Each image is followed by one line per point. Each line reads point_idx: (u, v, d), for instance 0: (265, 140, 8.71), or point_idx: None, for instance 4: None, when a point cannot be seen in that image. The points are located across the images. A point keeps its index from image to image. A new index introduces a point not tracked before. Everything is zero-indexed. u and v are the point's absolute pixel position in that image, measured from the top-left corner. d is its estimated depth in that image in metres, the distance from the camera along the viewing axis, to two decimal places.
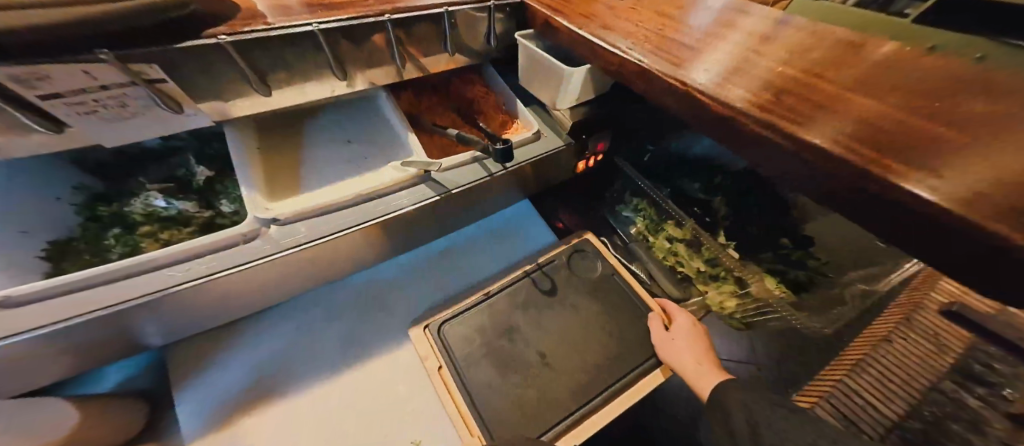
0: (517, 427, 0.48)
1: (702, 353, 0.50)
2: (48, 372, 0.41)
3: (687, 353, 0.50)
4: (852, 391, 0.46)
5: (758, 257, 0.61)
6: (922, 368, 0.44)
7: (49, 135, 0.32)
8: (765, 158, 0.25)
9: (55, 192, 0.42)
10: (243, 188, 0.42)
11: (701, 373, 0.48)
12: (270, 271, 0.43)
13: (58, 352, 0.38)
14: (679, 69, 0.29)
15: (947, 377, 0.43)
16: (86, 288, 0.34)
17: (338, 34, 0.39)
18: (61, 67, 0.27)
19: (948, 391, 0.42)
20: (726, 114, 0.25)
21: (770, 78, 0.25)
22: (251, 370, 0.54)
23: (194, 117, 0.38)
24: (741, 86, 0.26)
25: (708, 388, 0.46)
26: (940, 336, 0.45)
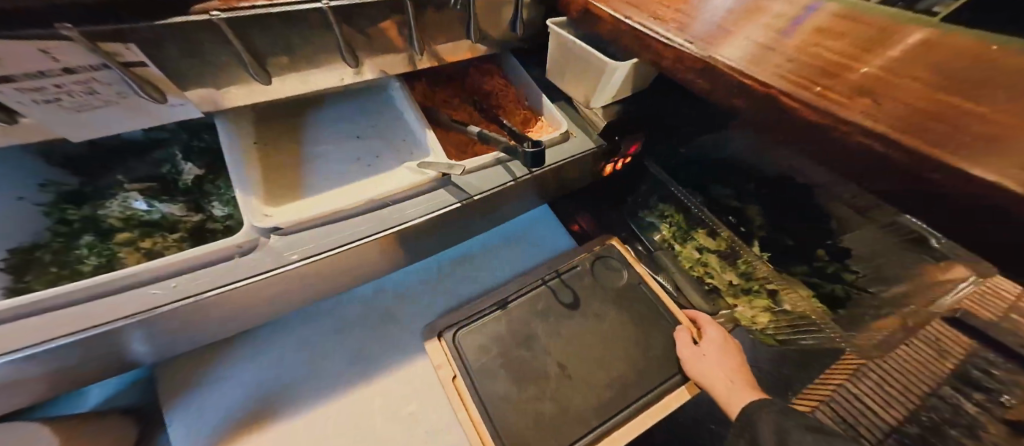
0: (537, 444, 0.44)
1: (734, 368, 0.47)
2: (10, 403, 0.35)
3: (718, 367, 0.47)
4: (851, 396, 0.48)
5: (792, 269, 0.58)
6: (925, 377, 0.49)
7: (0, 126, 0.26)
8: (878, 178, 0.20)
9: (20, 191, 0.36)
10: (239, 190, 0.37)
11: (732, 390, 0.45)
12: (271, 286, 0.38)
13: (23, 382, 0.33)
14: (761, 63, 0.24)
15: (947, 383, 0.48)
16: (57, 309, 0.30)
17: (350, 14, 0.34)
18: (12, 46, 0.21)
19: (947, 397, 0.47)
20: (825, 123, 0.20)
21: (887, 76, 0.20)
22: (250, 383, 0.49)
23: (180, 107, 0.33)
24: (845, 86, 0.21)
25: (738, 406, 0.43)
26: (944, 344, 0.49)
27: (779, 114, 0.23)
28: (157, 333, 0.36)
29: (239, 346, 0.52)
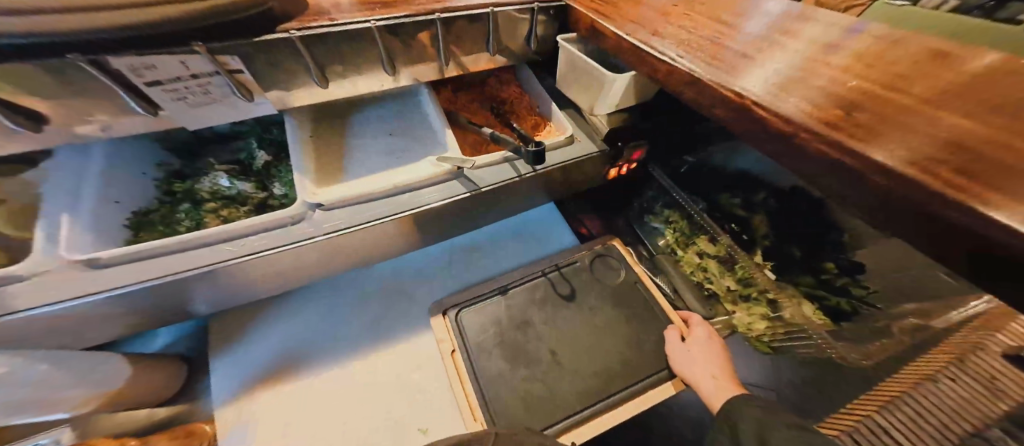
0: (521, 420, 0.48)
1: (719, 368, 0.48)
2: (110, 332, 0.45)
3: (705, 365, 0.49)
4: (881, 429, 0.41)
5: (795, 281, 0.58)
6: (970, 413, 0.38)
7: (147, 116, 0.37)
8: (821, 175, 0.23)
9: (143, 169, 0.49)
10: (297, 173, 0.46)
11: (715, 387, 0.47)
12: (309, 253, 0.47)
13: (121, 314, 0.42)
14: (730, 76, 0.28)
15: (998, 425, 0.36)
16: (152, 257, 0.39)
17: (390, 31, 0.41)
18: (164, 58, 0.31)
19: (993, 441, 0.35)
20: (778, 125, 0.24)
21: (837, 89, 0.23)
22: (283, 342, 0.58)
23: (261, 104, 0.42)
24: (795, 95, 0.24)
25: (721, 401, 0.45)
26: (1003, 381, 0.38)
27: (742, 120, 0.27)
28: (220, 285, 0.45)
29: (274, 312, 0.61)
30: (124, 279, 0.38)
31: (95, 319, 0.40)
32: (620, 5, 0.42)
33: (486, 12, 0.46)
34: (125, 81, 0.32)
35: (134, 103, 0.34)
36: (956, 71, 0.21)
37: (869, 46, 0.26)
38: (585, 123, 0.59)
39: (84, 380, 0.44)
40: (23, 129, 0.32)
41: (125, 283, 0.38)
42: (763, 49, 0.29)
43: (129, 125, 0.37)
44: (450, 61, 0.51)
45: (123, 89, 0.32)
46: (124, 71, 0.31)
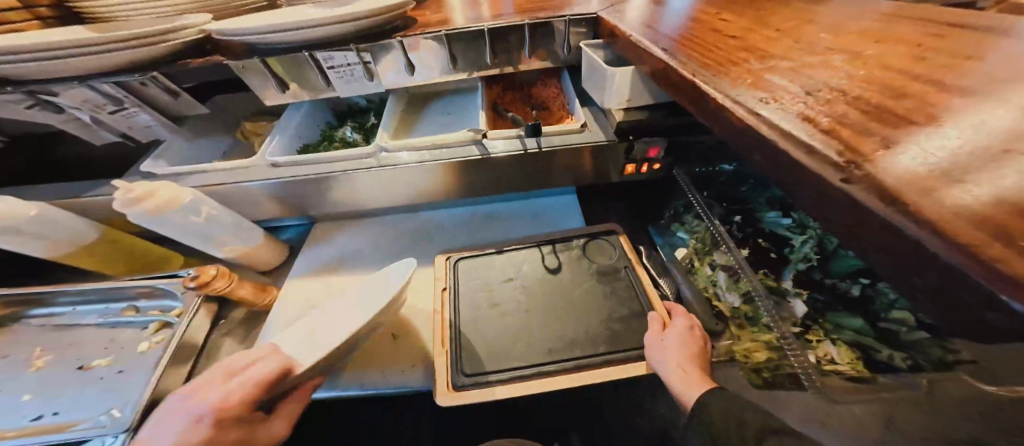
0: (482, 356, 0.53)
1: (692, 360, 0.47)
2: (263, 209, 0.70)
3: (676, 352, 0.47)
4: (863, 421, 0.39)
5: (840, 328, 0.47)
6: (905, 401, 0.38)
7: (328, 91, 0.71)
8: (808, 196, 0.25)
9: (320, 122, 0.83)
10: (383, 127, 0.69)
11: (686, 379, 0.45)
12: (371, 181, 0.67)
13: (267, 199, 0.69)
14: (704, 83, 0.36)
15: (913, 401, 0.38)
16: (290, 163, 0.67)
17: (458, 39, 0.64)
18: (337, 52, 0.63)
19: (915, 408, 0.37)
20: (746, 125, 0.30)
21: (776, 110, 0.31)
22: (336, 254, 0.75)
23: (376, 85, 0.70)
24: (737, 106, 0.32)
25: (693, 397, 0.44)
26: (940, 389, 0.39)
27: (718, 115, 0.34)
28: (322, 194, 0.70)
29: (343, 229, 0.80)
30: (279, 174, 0.66)
31: (248, 197, 0.67)
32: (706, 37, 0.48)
33: (524, 25, 0.63)
34: (321, 67, 0.66)
35: (323, 78, 0.67)
36: (842, 116, 0.28)
37: (763, 81, 0.35)
38: (605, 117, 0.66)
39: (239, 237, 0.67)
40: (280, 87, 0.67)
41: (277, 176, 0.66)
42: (702, 72, 0.39)
43: (319, 90, 0.71)
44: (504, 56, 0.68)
45: (319, 70, 0.66)
46: (322, 61, 0.64)
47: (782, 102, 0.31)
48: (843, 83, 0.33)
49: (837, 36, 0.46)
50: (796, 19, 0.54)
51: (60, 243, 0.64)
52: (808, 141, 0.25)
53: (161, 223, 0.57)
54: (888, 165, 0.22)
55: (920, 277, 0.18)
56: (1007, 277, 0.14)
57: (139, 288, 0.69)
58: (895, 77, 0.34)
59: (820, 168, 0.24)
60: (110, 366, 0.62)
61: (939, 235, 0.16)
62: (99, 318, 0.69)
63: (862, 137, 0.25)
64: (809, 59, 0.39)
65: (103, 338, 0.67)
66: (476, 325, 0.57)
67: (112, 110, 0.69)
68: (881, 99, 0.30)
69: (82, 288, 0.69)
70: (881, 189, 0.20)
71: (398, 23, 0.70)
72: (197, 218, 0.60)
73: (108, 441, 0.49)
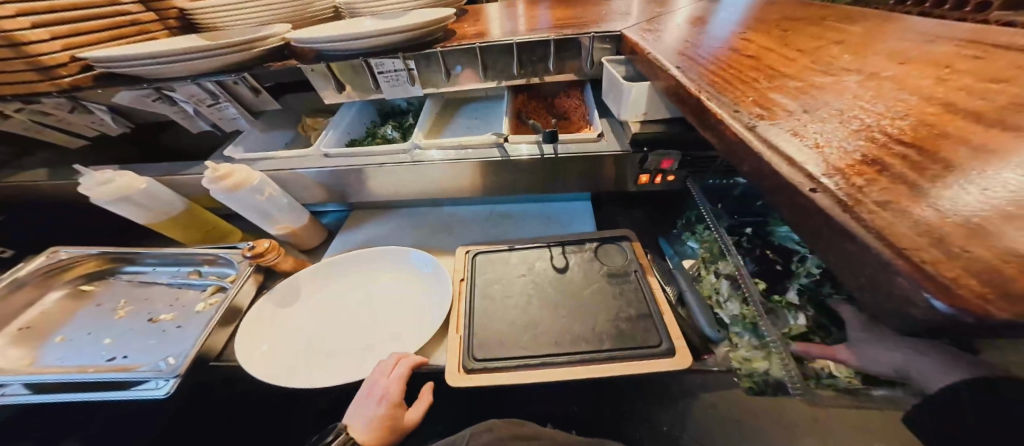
0: (487, 342, 0.57)
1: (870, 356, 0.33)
2: (312, 195, 0.81)
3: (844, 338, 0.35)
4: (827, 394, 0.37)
5: None
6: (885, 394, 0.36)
7: (375, 94, 0.81)
8: (789, 205, 0.27)
9: (366, 120, 0.93)
10: (418, 127, 0.77)
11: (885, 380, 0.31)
12: (405, 174, 0.75)
13: (314, 183, 0.78)
14: (708, 101, 0.39)
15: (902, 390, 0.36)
16: (337, 155, 0.77)
17: (489, 50, 0.70)
18: (387, 60, 0.72)
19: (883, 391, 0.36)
20: (739, 140, 0.32)
21: (774, 124, 0.32)
22: (365, 239, 0.82)
23: (416, 90, 0.79)
24: (735, 120, 0.34)
25: None
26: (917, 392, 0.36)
27: (719, 127, 0.36)
28: (361, 184, 0.78)
29: (377, 217, 0.88)
30: (327, 164, 0.76)
31: (296, 179, 0.77)
32: (725, 59, 0.49)
33: (551, 39, 0.68)
34: (372, 72, 0.75)
35: (372, 82, 0.77)
36: (831, 133, 0.29)
37: (767, 98, 0.37)
38: (622, 129, 0.68)
39: (291, 216, 0.77)
40: (337, 90, 0.78)
41: (326, 166, 0.76)
42: (710, 88, 0.41)
43: (368, 93, 0.81)
44: (531, 67, 0.74)
45: (371, 75, 0.75)
46: (373, 66, 0.74)
47: (777, 119, 0.33)
48: (847, 103, 0.34)
49: (859, 55, 0.47)
50: (822, 38, 0.55)
51: (158, 212, 0.78)
52: (792, 154, 0.27)
53: (233, 199, 0.68)
54: (858, 179, 0.23)
55: (869, 283, 0.20)
56: (930, 275, 0.16)
57: (203, 256, 0.81)
58: (906, 97, 0.34)
59: (796, 179, 0.26)
60: (172, 321, 0.73)
61: (881, 240, 0.18)
62: (170, 278, 0.83)
63: (844, 154, 0.27)
64: (819, 78, 0.40)
65: (171, 296, 0.79)
66: (487, 313, 0.61)
67: (210, 104, 0.84)
68: (880, 119, 0.31)
69: (161, 251, 0.82)
70: (850, 200, 0.22)
71: (439, 35, 0.78)
72: (260, 196, 0.70)
73: (160, 385, 0.57)
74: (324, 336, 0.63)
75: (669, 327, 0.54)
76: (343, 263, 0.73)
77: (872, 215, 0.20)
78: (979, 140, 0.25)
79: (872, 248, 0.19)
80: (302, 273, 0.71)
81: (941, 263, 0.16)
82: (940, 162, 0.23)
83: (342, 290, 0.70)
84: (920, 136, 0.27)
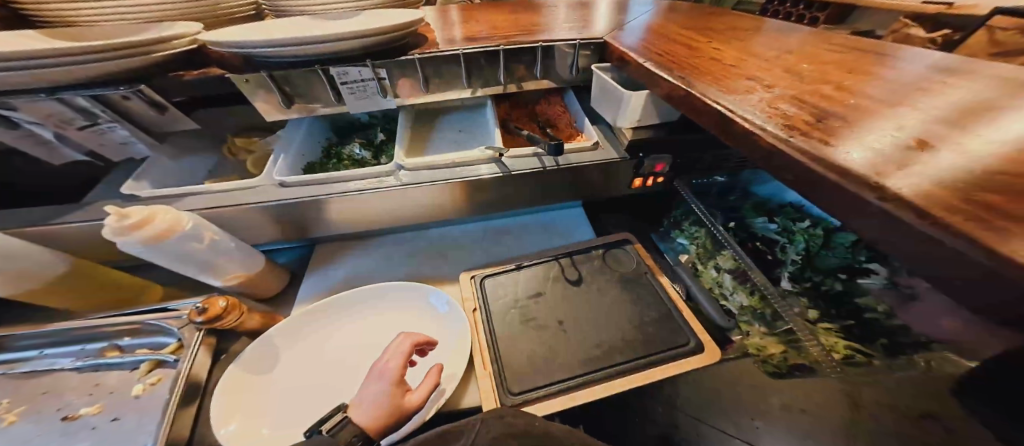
0: (520, 372, 0.53)
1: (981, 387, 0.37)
2: (264, 234, 0.65)
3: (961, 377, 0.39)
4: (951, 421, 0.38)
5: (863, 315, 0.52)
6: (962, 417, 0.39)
7: (336, 106, 0.69)
8: (840, 205, 0.28)
9: (322, 138, 0.79)
10: (397, 145, 0.68)
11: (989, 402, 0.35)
12: (388, 199, 0.65)
13: (266, 221, 0.63)
14: (729, 109, 0.40)
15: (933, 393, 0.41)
16: (294, 184, 0.62)
17: (473, 56, 0.65)
18: (351, 68, 0.61)
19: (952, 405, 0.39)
20: (775, 148, 0.34)
21: (804, 130, 0.34)
22: (344, 278, 0.70)
23: (389, 102, 0.69)
24: (768, 129, 0.35)
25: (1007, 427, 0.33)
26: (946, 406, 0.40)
27: (746, 136, 0.37)
28: (327, 216, 0.65)
29: (352, 250, 0.76)
30: (283, 196, 0.61)
31: (244, 219, 0.61)
32: (718, 67, 0.52)
33: (538, 46, 0.66)
34: (332, 82, 0.63)
35: (331, 93, 0.65)
36: (862, 135, 0.31)
37: (776, 108, 0.38)
38: (615, 136, 0.70)
39: (241, 261, 0.60)
40: (284, 103, 0.64)
41: (279, 199, 0.61)
42: (723, 98, 0.42)
43: (329, 106, 0.68)
44: (516, 74, 0.71)
45: (329, 86, 0.63)
46: (335, 76, 0.62)
47: (801, 124, 0.35)
48: (848, 108, 0.36)
49: (819, 58, 0.52)
50: (782, 40, 0.60)
51: (25, 277, 0.55)
52: (840, 160, 0.28)
53: (160, 251, 0.49)
54: (919, 182, 0.24)
55: (956, 280, 0.21)
56: None
57: (120, 325, 0.62)
58: (892, 95, 0.37)
59: (847, 184, 0.27)
60: (100, 415, 0.54)
61: (968, 239, 0.19)
62: (75, 362, 0.61)
63: (888, 153, 0.28)
64: (807, 83, 0.43)
65: (86, 382, 0.58)
66: (512, 342, 0.57)
67: (81, 125, 0.60)
68: (892, 115, 0.33)
69: (53, 329, 0.60)
70: (912, 200, 0.23)
71: (410, 41, 0.70)
72: (200, 245, 0.52)
73: None
74: (323, 398, 0.52)
75: (690, 324, 0.57)
76: (331, 308, 0.62)
77: (961, 216, 0.20)
78: (988, 132, 0.27)
79: (960, 247, 0.20)
80: (279, 329, 0.58)
81: None
82: (965, 161, 0.25)
83: (335, 342, 0.59)
84: (944, 130, 0.29)
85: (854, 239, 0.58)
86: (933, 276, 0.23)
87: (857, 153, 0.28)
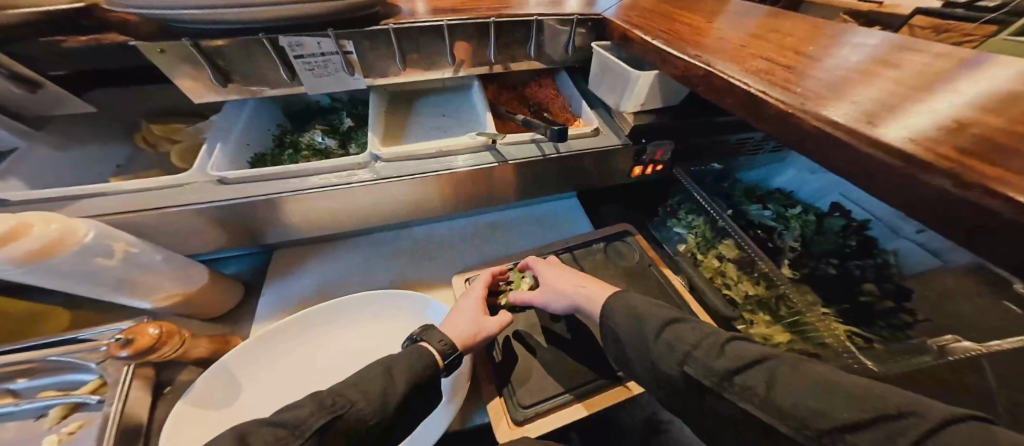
0: (529, 382, 0.48)
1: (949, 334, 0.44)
2: (204, 242, 0.53)
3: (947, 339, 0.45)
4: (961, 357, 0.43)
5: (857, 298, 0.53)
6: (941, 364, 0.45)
7: (289, 86, 0.56)
8: (896, 191, 0.25)
9: (273, 124, 0.65)
10: (369, 131, 0.58)
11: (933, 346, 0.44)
12: (362, 196, 0.55)
13: (205, 226, 0.51)
14: (757, 87, 0.36)
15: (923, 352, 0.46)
16: (238, 180, 0.50)
17: (457, 29, 0.57)
18: (307, 39, 0.49)
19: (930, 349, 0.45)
20: (813, 128, 0.30)
21: (845, 108, 0.30)
22: (314, 288, 0.60)
23: (357, 81, 0.59)
24: (807, 107, 0.32)
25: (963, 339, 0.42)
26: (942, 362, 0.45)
27: (775, 117, 0.34)
28: (283, 218, 0.54)
29: (317, 255, 0.65)
30: (222, 195, 0.49)
31: (175, 225, 0.48)
32: (729, 46, 0.48)
33: (531, 20, 0.59)
34: (283, 56, 0.51)
35: (281, 69, 0.53)
36: (910, 112, 0.28)
37: (806, 86, 0.34)
38: (614, 121, 0.65)
39: (172, 277, 0.47)
40: (218, 81, 0.51)
41: (218, 198, 0.48)
42: (746, 76, 0.38)
43: (281, 85, 0.56)
44: (506, 53, 0.63)
45: (279, 60, 0.51)
46: (286, 47, 0.50)
47: (842, 102, 0.31)
48: (884, 88, 0.32)
49: (826, 35, 0.48)
50: (781, 20, 0.57)
51: None
52: (902, 142, 0.25)
53: (47, 273, 0.36)
54: (996, 168, 0.21)
55: None
56: None
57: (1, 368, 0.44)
58: (921, 72, 0.33)
59: (907, 167, 0.24)
60: None
61: None
62: None
63: (947, 132, 0.25)
64: (828, 60, 0.40)
65: None
66: (519, 349, 0.52)
67: None
68: (932, 91, 0.31)
69: None
70: (995, 183, 0.20)
71: (380, 10, 0.59)
72: (109, 261, 0.40)
73: None
74: None
75: (699, 317, 0.56)
76: (301, 324, 0.51)
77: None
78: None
79: None
80: (234, 354, 0.46)
81: None
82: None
83: (309, 364, 0.49)
84: (993, 108, 0.27)
85: (844, 224, 0.61)
86: (1011, 266, 0.20)
87: (916, 134, 0.25)
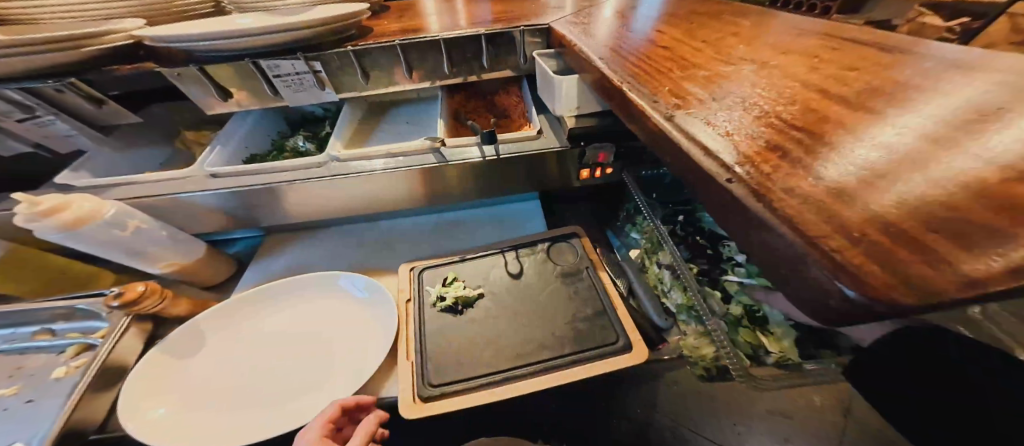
0: (437, 367, 0.51)
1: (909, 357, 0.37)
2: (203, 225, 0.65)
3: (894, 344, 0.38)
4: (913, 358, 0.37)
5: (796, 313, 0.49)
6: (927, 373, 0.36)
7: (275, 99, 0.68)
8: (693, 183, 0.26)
9: (274, 131, 0.79)
10: (335, 137, 0.67)
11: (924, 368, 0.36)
12: (324, 192, 0.64)
13: (200, 211, 0.62)
14: (629, 87, 0.37)
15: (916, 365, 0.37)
16: (224, 174, 0.62)
17: (411, 48, 0.63)
18: (284, 61, 0.60)
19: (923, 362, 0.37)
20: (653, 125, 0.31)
21: (690, 105, 0.31)
22: (287, 267, 0.70)
23: (329, 94, 0.68)
24: (656, 105, 0.32)
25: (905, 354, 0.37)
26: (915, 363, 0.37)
27: (636, 116, 0.35)
28: (261, 208, 0.65)
29: (298, 241, 0.76)
30: (215, 185, 0.61)
31: (176, 208, 0.61)
32: (643, 46, 0.48)
33: (480, 34, 0.63)
34: (264, 74, 0.62)
35: (265, 85, 0.64)
36: (747, 109, 0.28)
37: (673, 87, 0.35)
38: (559, 125, 0.67)
39: (173, 248, 0.59)
40: (219, 96, 0.63)
41: (211, 188, 0.60)
42: (629, 77, 0.39)
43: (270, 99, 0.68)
44: (463, 65, 0.68)
45: (261, 78, 0.62)
46: (267, 68, 0.61)
47: (692, 99, 0.32)
48: (746, 88, 0.32)
49: (761, 34, 0.46)
50: (731, 20, 0.55)
51: None
52: (701, 138, 0.25)
53: (78, 238, 0.49)
54: (765, 164, 0.21)
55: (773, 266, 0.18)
56: (834, 258, 0.14)
57: (54, 309, 0.60)
58: (799, 72, 0.32)
59: (696, 160, 0.24)
60: (16, 396, 0.54)
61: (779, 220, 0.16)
62: (5, 344, 0.61)
63: (755, 128, 0.25)
64: (725, 59, 0.39)
65: (10, 365, 0.59)
66: (441, 336, 0.56)
67: (22, 119, 0.59)
68: (793, 88, 0.30)
69: None
70: (745, 175, 0.20)
71: (354, 32, 0.69)
72: (122, 232, 0.52)
73: None
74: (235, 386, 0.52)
75: (623, 321, 0.55)
76: (260, 297, 0.61)
77: (788, 199, 0.17)
78: (866, 104, 0.25)
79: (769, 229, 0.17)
80: (205, 317, 0.58)
81: (847, 249, 0.14)
82: (831, 144, 0.21)
83: (263, 331, 0.58)
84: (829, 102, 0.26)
85: None
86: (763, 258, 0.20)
87: (720, 129, 0.25)
